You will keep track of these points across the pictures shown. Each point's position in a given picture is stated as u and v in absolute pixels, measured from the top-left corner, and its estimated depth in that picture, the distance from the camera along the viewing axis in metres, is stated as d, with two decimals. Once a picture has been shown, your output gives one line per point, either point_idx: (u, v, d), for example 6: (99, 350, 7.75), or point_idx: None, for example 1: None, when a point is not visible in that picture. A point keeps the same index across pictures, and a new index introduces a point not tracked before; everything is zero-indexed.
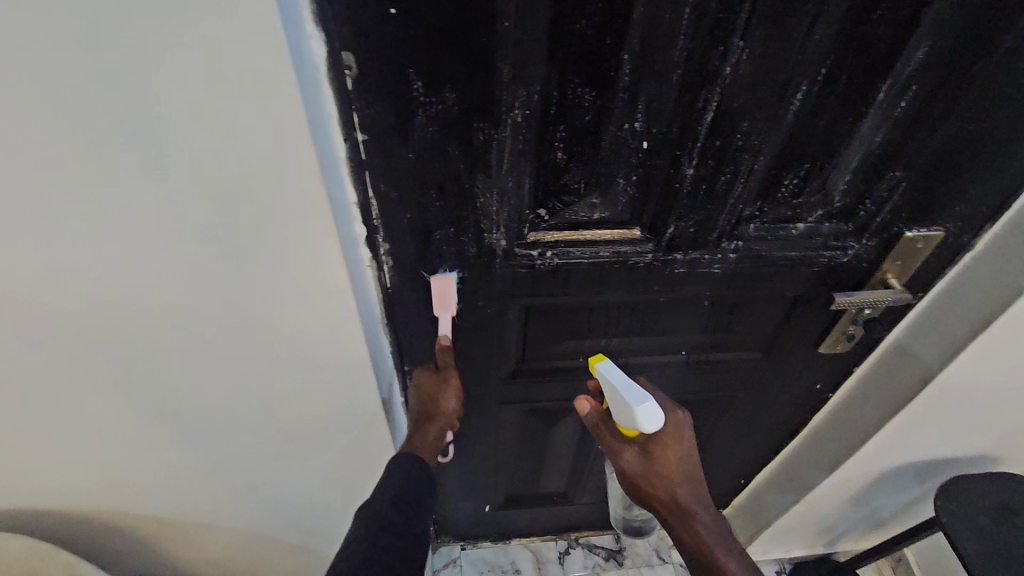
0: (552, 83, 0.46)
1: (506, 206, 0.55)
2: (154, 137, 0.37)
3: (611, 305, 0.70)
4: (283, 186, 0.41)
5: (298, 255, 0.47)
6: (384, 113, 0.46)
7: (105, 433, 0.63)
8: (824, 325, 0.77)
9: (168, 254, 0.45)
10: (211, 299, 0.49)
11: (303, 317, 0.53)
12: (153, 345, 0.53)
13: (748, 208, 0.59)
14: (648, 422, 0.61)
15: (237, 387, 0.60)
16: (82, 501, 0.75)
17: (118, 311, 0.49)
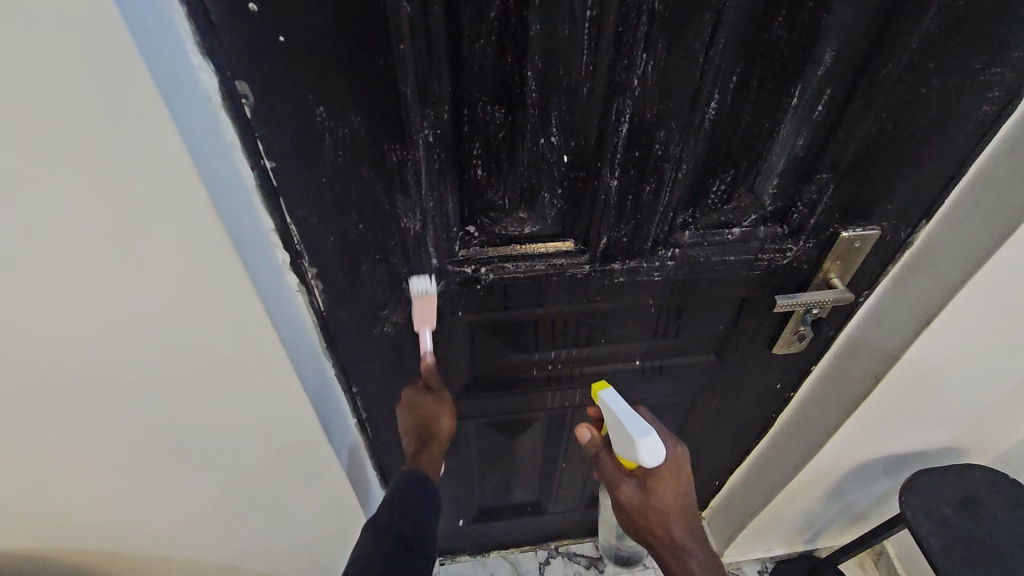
0: (459, 102, 0.46)
1: (432, 225, 0.55)
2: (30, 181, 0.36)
3: (556, 317, 0.70)
4: (179, 223, 0.41)
5: (210, 291, 0.46)
6: (289, 140, 0.45)
7: (35, 482, 0.61)
8: (774, 327, 0.77)
9: (68, 298, 0.44)
10: (124, 339, 0.48)
11: (226, 349, 0.52)
12: (69, 389, 0.51)
13: (679, 215, 0.59)
14: (647, 457, 0.62)
15: (170, 424, 0.59)
16: (28, 547, 0.73)
17: (29, 358, 0.48)
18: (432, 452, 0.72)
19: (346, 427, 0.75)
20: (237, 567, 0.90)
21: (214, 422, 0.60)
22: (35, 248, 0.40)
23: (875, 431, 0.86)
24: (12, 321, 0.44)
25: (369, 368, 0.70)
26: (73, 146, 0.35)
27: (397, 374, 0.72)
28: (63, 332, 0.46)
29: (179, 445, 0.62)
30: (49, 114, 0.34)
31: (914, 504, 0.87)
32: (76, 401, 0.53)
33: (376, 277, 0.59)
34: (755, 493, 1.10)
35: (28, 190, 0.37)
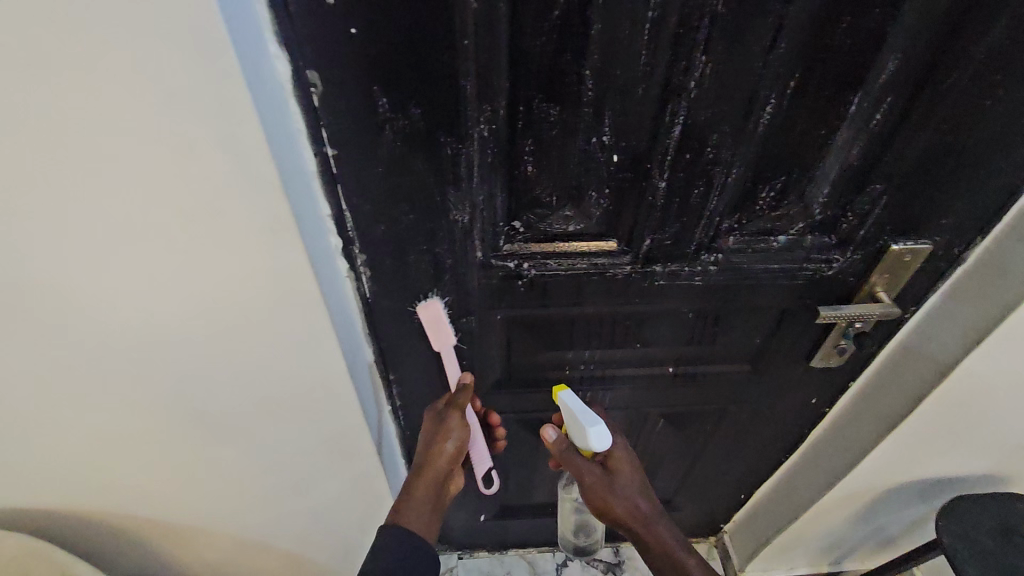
0: (516, 98, 0.47)
1: (480, 219, 0.56)
2: (117, 154, 0.39)
3: (593, 317, 0.70)
4: (248, 203, 0.43)
5: (269, 270, 0.49)
6: (352, 130, 0.47)
7: (91, 442, 0.65)
8: (814, 339, 0.76)
9: (139, 268, 0.46)
10: (184, 311, 0.51)
11: (280, 328, 0.54)
12: (130, 356, 0.54)
13: (725, 220, 0.59)
14: (598, 445, 0.66)
15: (218, 397, 0.61)
16: (78, 505, 0.77)
17: (98, 324, 0.51)
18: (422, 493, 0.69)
19: (381, 413, 0.77)
20: (267, 541, 0.93)
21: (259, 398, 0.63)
22: (116, 218, 0.43)
23: (914, 453, 0.84)
24: (86, 286, 0.47)
25: (407, 357, 0.71)
26: (159, 123, 0.38)
27: (433, 364, 0.73)
28: (131, 300, 0.49)
29: (224, 418, 0.64)
30: (142, 92, 0.36)
31: (951, 530, 0.85)
32: (134, 368, 0.56)
33: (421, 268, 0.60)
34: (781, 508, 1.07)
35: (114, 163, 0.39)
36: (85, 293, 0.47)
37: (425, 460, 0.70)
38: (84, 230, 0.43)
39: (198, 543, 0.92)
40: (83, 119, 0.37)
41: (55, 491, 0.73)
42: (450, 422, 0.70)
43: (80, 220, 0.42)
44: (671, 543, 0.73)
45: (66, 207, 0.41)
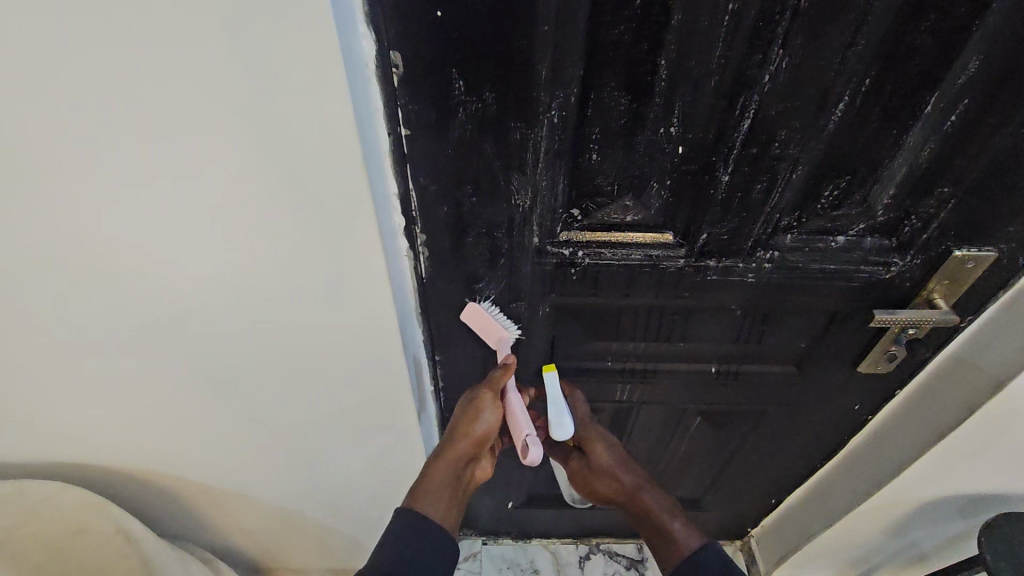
0: (588, 87, 0.48)
1: (540, 205, 0.57)
2: (217, 117, 0.42)
3: (641, 309, 0.71)
4: (328, 172, 0.46)
5: (339, 239, 0.51)
6: (427, 111, 0.49)
7: (161, 391, 0.70)
8: (863, 343, 0.75)
9: (224, 226, 0.50)
10: (258, 271, 0.54)
11: (343, 297, 0.57)
12: (207, 310, 0.58)
13: (784, 217, 0.59)
14: (557, 435, 0.71)
15: (279, 357, 0.65)
16: (138, 456, 0.82)
17: (183, 277, 0.55)
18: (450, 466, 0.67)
19: (424, 392, 0.79)
20: (306, 507, 0.97)
21: (316, 363, 0.66)
22: (209, 178, 0.46)
23: (958, 465, 0.83)
24: (176, 239, 0.51)
25: (456, 339, 0.73)
26: (258, 91, 0.41)
27: (480, 349, 0.75)
28: (213, 255, 0.53)
29: (282, 378, 0.68)
30: (245, 61, 0.39)
31: (994, 548, 0.83)
32: (208, 320, 0.59)
33: (477, 251, 0.61)
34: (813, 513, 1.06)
35: (213, 125, 0.43)
36: (174, 244, 0.51)
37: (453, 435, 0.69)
38: (180, 185, 0.47)
39: (242, 503, 0.96)
40: (191, 82, 0.40)
41: (120, 438, 0.78)
42: (483, 399, 0.70)
43: (178, 175, 0.46)
44: (659, 511, 0.71)
45: (168, 163, 0.45)
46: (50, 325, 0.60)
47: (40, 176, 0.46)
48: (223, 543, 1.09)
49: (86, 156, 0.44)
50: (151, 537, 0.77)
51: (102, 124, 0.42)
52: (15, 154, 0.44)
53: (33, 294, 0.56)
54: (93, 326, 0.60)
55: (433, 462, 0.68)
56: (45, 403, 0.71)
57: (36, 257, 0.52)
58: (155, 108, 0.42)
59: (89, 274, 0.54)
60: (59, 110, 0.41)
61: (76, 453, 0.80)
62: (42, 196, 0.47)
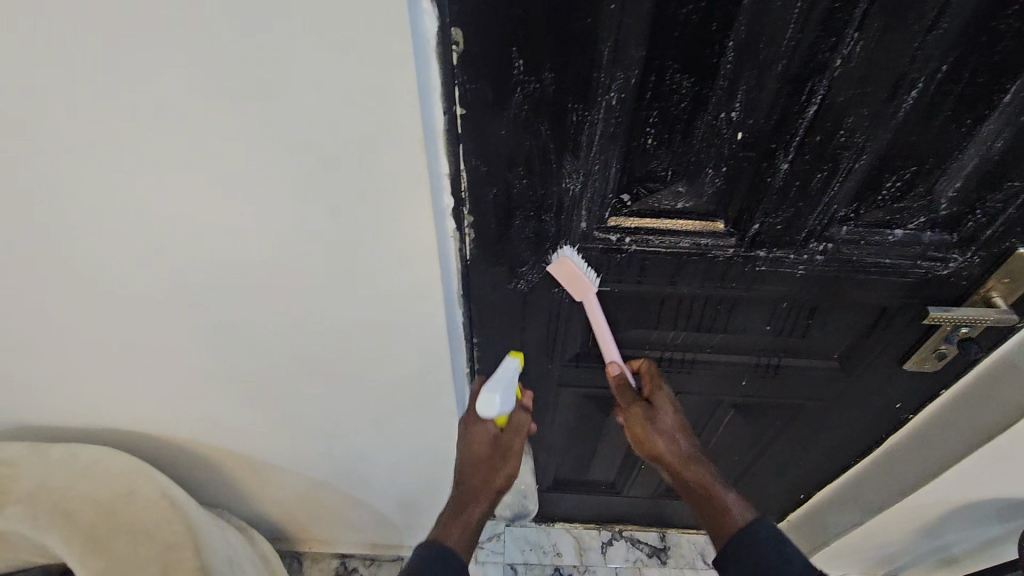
0: (651, 68, 0.47)
1: (591, 189, 0.56)
2: (280, 92, 0.42)
3: (683, 298, 0.70)
4: (385, 148, 0.46)
5: (394, 217, 0.51)
6: (484, 90, 0.48)
7: (208, 361, 0.72)
8: (911, 341, 0.73)
9: (279, 201, 0.51)
10: (310, 248, 0.55)
11: (390, 276, 0.57)
12: (256, 284, 0.60)
13: (841, 208, 0.57)
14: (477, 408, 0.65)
15: (322, 332, 0.66)
16: (182, 424, 0.85)
17: (235, 251, 0.56)
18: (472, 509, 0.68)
19: (461, 373, 0.79)
20: (340, 481, 0.99)
21: (359, 339, 0.67)
22: (267, 151, 0.46)
23: (1001, 468, 0.81)
24: (232, 212, 0.52)
25: (495, 322, 0.73)
26: (324, 66, 0.41)
27: (519, 330, 0.75)
28: (266, 230, 0.54)
29: (325, 354, 0.69)
30: (314, 34, 0.39)
31: None
32: (257, 293, 0.61)
33: (523, 235, 0.61)
34: (844, 508, 1.05)
35: (277, 100, 0.43)
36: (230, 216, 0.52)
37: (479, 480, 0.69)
38: (240, 158, 0.47)
39: (278, 475, 0.98)
40: (258, 56, 0.40)
41: (165, 404, 0.81)
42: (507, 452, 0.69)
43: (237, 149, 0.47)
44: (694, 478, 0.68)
45: (229, 135, 0.46)
46: (105, 292, 0.62)
47: (103, 145, 0.47)
48: (258, 512, 1.13)
49: (149, 126, 0.45)
50: (195, 505, 0.80)
51: (167, 95, 0.43)
52: (81, 123, 0.45)
53: (91, 262, 0.58)
54: (147, 294, 0.62)
55: (458, 505, 0.69)
56: (97, 368, 0.74)
57: (97, 225, 0.54)
58: (219, 80, 0.42)
59: (146, 245, 0.56)
60: (127, 80, 0.42)
61: (123, 419, 0.83)
62: (106, 165, 0.48)
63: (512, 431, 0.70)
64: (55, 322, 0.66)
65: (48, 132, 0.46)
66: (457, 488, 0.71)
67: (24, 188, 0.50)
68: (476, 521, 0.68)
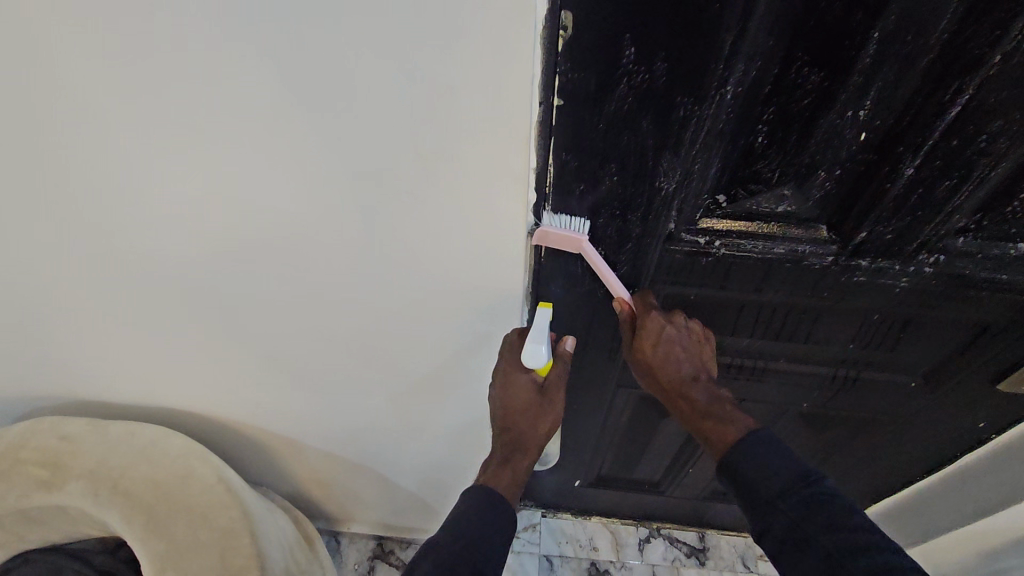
0: (776, 60, 0.42)
1: (686, 189, 0.52)
2: (390, 73, 0.41)
3: (766, 306, 0.66)
4: (487, 140, 0.45)
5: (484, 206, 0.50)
6: (587, 80, 0.44)
7: (273, 337, 0.72)
8: (1010, 361, 0.68)
9: (364, 183, 0.50)
10: (391, 228, 0.54)
11: (472, 262, 0.57)
12: (333, 263, 0.59)
13: (963, 219, 0.52)
14: (529, 362, 0.61)
15: (390, 310, 0.65)
16: (237, 401, 0.85)
17: (314, 227, 0.55)
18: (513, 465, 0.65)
19: None
20: (388, 462, 1.00)
21: (427, 318, 0.67)
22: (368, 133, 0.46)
23: None
24: (315, 189, 0.51)
25: (561, 320, 0.70)
26: (437, 50, 0.39)
27: (583, 328, 0.72)
28: (347, 207, 0.53)
29: (392, 333, 0.69)
30: (427, 19, 0.38)
31: None
32: (330, 270, 0.60)
33: (604, 234, 0.57)
34: (919, 521, 1.00)
35: (379, 81, 0.42)
36: (319, 197, 0.52)
37: (518, 434, 0.65)
38: (333, 138, 0.47)
39: (326, 456, 0.99)
40: (370, 36, 0.39)
41: (224, 380, 0.81)
42: (545, 408, 0.65)
43: (338, 129, 0.46)
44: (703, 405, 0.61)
45: (325, 112, 0.45)
46: (178, 264, 0.62)
47: (199, 119, 0.46)
48: (301, 492, 1.14)
49: (250, 105, 0.45)
50: (247, 488, 0.79)
51: (269, 72, 0.42)
52: (180, 99, 0.45)
53: (167, 231, 0.58)
54: (221, 267, 0.62)
55: (502, 455, 0.66)
56: (159, 341, 0.74)
57: (186, 201, 0.54)
58: (325, 59, 0.41)
59: (225, 215, 0.55)
60: (230, 56, 0.42)
61: (181, 393, 0.84)
62: (201, 142, 0.48)
63: (554, 378, 0.66)
64: (128, 295, 0.66)
65: (147, 107, 0.46)
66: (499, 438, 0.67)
67: (112, 154, 0.50)
68: (522, 472, 0.65)
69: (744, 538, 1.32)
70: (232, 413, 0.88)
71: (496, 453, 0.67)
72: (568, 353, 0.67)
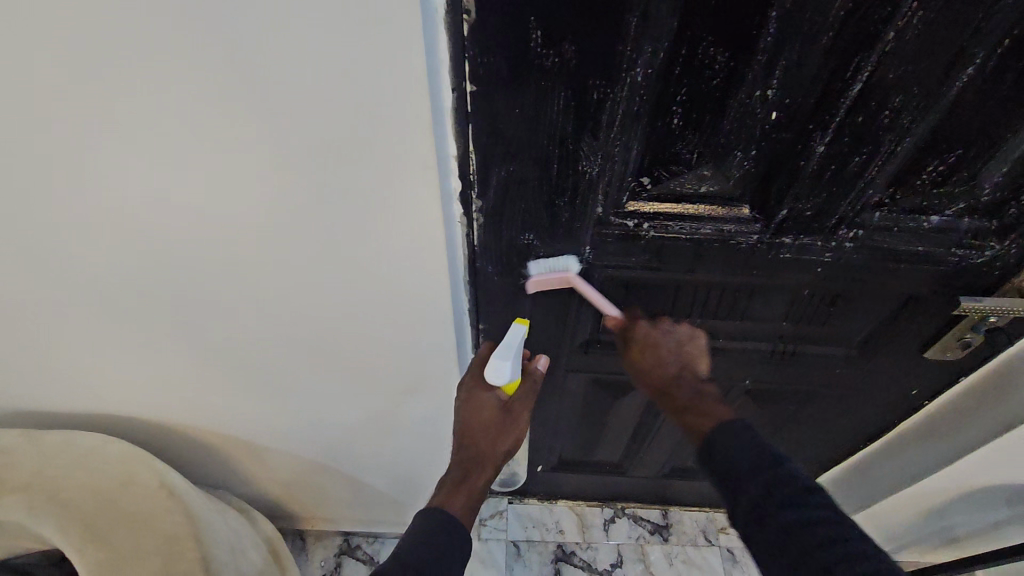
0: (681, 40, 0.42)
1: (609, 171, 0.52)
2: (281, 57, 0.39)
3: (701, 286, 0.67)
4: (386, 117, 0.43)
5: (400, 195, 0.49)
6: (498, 65, 0.43)
7: (205, 340, 0.70)
8: (935, 330, 0.70)
9: (275, 179, 0.48)
10: (311, 224, 0.52)
11: (397, 254, 0.55)
12: (256, 262, 0.57)
13: (877, 193, 0.53)
14: (489, 373, 0.64)
15: (323, 309, 0.64)
16: (181, 406, 0.83)
17: (230, 227, 0.53)
18: (471, 483, 0.64)
19: (465, 358, 0.77)
20: (345, 460, 0.99)
21: (362, 317, 0.65)
22: (272, 128, 0.44)
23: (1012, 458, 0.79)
24: (226, 188, 0.49)
25: (503, 308, 0.70)
26: (325, 28, 0.37)
27: (525, 317, 0.72)
28: (262, 205, 0.51)
29: (331, 333, 0.68)
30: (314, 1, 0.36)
31: None
32: (256, 271, 0.59)
33: (534, 221, 0.57)
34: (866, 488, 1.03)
35: (274, 69, 0.40)
36: (233, 194, 0.50)
37: (480, 452, 0.66)
38: (234, 132, 0.44)
39: (282, 456, 0.98)
40: (255, 16, 0.37)
41: (164, 385, 0.79)
42: (508, 428, 0.67)
43: (238, 123, 0.44)
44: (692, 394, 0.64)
45: (221, 106, 0.43)
46: (95, 270, 0.59)
47: (95, 119, 0.44)
48: (261, 493, 1.13)
49: (144, 99, 0.42)
50: (193, 492, 0.78)
51: (159, 66, 0.40)
52: (68, 97, 0.42)
53: (77, 236, 0.55)
54: (140, 273, 0.59)
55: (461, 471, 0.65)
56: (88, 350, 0.71)
57: (94, 206, 0.52)
58: (218, 52, 0.39)
59: (137, 218, 0.53)
60: (116, 49, 0.39)
61: (121, 401, 0.81)
62: (100, 142, 0.46)
63: (519, 398, 0.68)
64: (47, 304, 0.64)
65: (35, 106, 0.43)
66: (457, 454, 0.67)
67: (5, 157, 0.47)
68: (477, 491, 0.65)
69: (705, 513, 1.36)
70: (177, 417, 0.86)
71: (450, 471, 0.66)
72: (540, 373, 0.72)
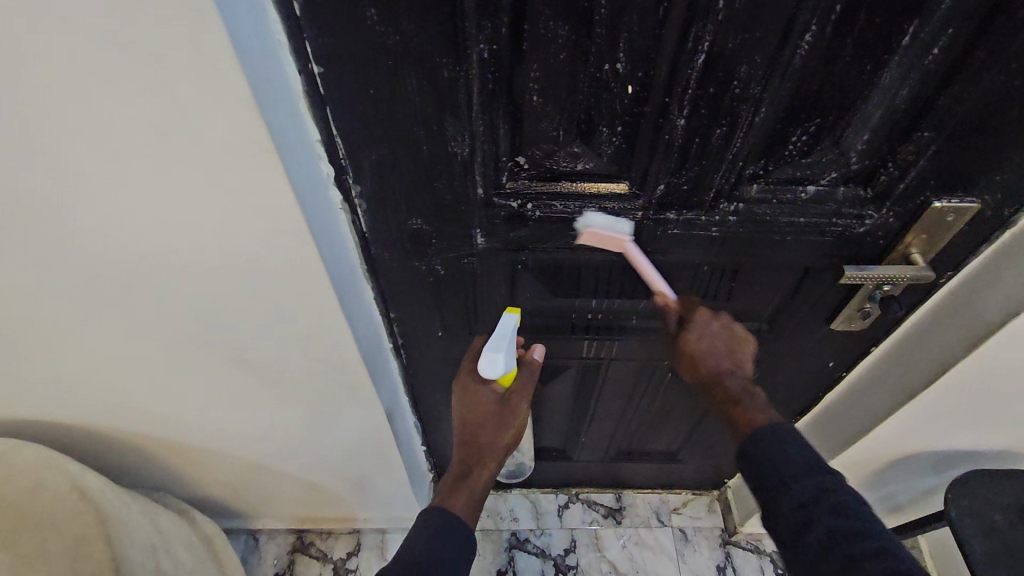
0: (519, 13, 0.42)
1: (479, 151, 0.52)
2: (79, 48, 0.36)
3: (602, 265, 0.67)
4: (209, 103, 0.40)
5: (258, 203, 0.47)
6: (340, 45, 0.43)
7: (101, 352, 0.67)
8: (837, 300, 0.71)
9: (115, 183, 0.45)
10: (169, 228, 0.50)
11: (267, 253, 0.53)
12: (125, 272, 0.55)
13: (749, 164, 0.54)
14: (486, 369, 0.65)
15: (212, 317, 0.61)
16: (98, 414, 0.82)
17: (85, 238, 0.50)
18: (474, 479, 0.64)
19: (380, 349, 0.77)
20: (280, 459, 0.98)
21: (254, 322, 0.62)
22: (95, 131, 0.41)
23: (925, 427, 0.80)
24: (65, 197, 0.46)
25: (408, 295, 0.70)
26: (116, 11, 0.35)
27: (433, 304, 0.72)
28: (109, 211, 0.48)
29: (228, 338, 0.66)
30: None
31: (960, 505, 0.78)
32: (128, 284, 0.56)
33: (418, 205, 0.57)
34: None
35: (76, 61, 0.37)
36: (74, 204, 0.47)
37: (483, 444, 0.67)
38: (55, 135, 0.41)
39: (216, 456, 0.97)
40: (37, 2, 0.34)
41: (73, 396, 0.77)
42: (513, 413, 0.67)
43: (53, 125, 0.41)
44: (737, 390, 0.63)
45: (30, 108, 0.39)
46: None
47: None
48: (204, 495, 1.12)
49: None
50: (108, 494, 0.78)
51: None
52: None
53: None
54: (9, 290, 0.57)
55: (461, 467, 0.65)
56: None
57: None
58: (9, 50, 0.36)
59: None
60: None
61: (32, 414, 0.80)
62: None
63: (517, 388, 0.68)
64: None
65: None
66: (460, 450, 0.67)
67: None
68: (481, 484, 0.65)
69: (658, 494, 1.37)
70: (97, 425, 0.85)
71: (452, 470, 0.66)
72: (536, 362, 0.71)
